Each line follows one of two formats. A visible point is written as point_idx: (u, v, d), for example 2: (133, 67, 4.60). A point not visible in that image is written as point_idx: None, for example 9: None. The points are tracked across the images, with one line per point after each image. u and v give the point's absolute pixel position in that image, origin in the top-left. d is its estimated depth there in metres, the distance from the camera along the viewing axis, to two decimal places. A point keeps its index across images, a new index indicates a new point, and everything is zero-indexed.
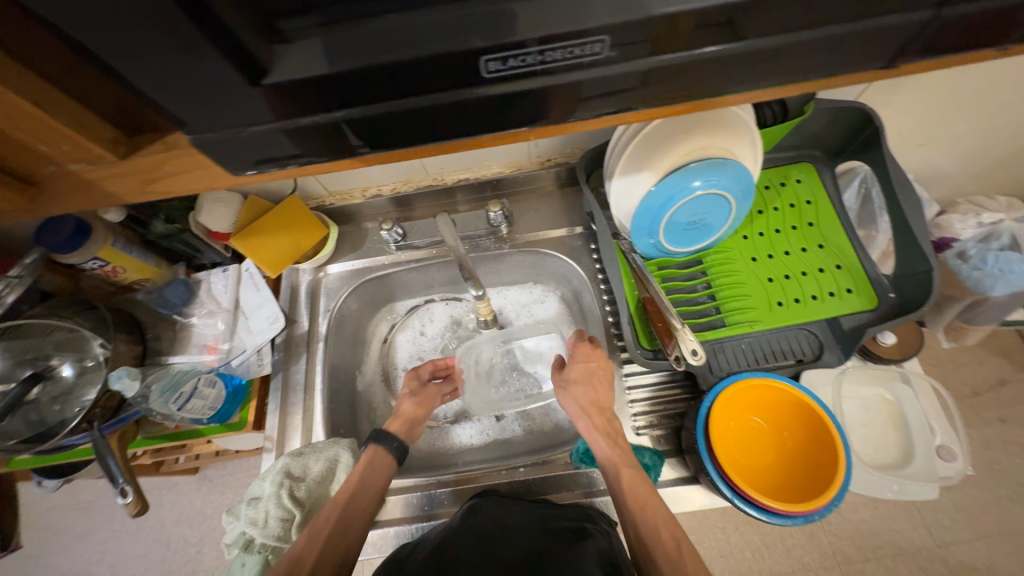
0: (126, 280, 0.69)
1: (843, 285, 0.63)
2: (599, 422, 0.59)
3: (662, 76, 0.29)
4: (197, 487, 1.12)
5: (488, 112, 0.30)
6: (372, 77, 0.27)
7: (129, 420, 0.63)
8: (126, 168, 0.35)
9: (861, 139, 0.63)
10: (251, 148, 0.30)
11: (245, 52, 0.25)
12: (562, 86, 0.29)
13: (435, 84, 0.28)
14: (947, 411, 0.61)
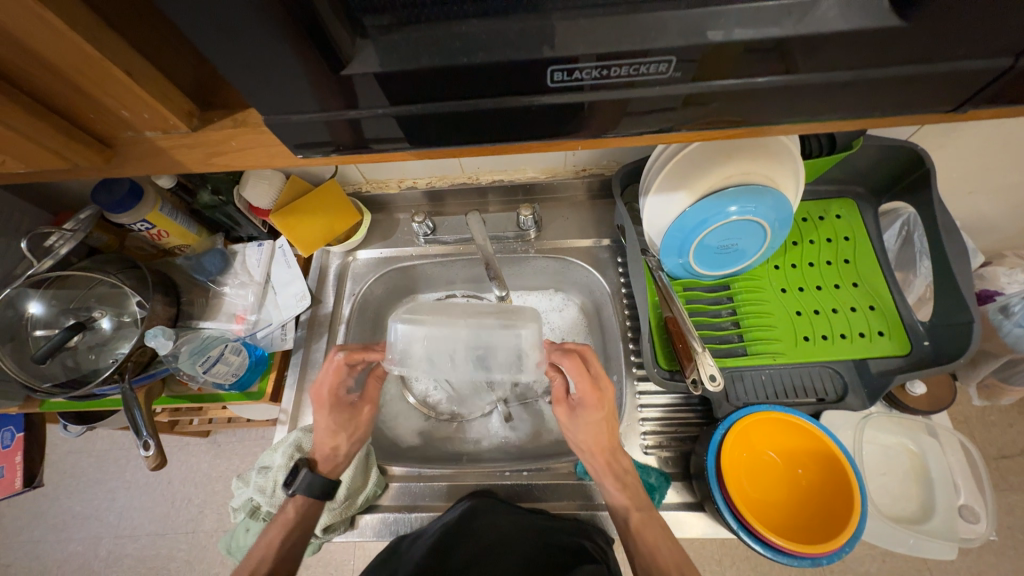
0: (169, 244, 0.73)
1: (874, 327, 0.61)
2: (605, 463, 0.57)
3: (720, 100, 0.30)
4: (206, 450, 1.16)
5: (543, 119, 0.31)
6: (437, 79, 0.28)
7: (158, 376, 0.66)
8: (194, 139, 0.37)
9: (908, 181, 0.61)
10: (312, 132, 0.32)
11: (327, 43, 0.26)
12: (618, 101, 0.30)
13: (495, 90, 0.29)
14: (974, 471, 0.58)
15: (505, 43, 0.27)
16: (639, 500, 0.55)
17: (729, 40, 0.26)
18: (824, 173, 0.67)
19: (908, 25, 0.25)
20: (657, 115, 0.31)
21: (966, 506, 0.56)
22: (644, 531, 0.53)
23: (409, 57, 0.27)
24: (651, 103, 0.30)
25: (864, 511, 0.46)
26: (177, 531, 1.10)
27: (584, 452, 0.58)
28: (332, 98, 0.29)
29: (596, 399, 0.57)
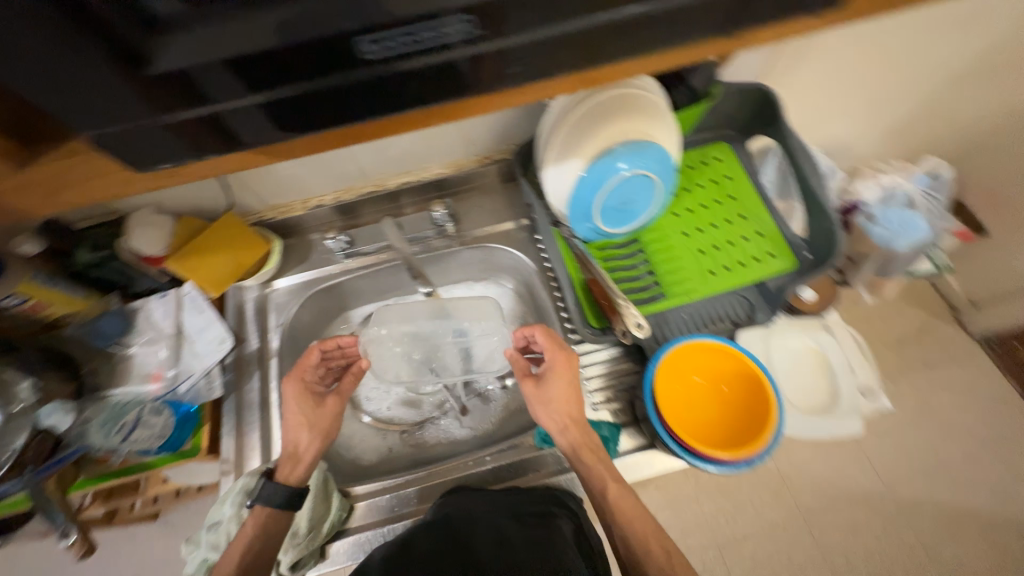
0: (52, 314, 0.63)
1: (765, 250, 0.69)
2: (579, 437, 0.58)
3: (546, 54, 0.32)
4: (157, 533, 1.06)
5: (375, 94, 0.32)
6: (285, 61, 0.29)
7: (69, 460, 0.60)
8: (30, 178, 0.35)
9: (764, 118, 0.70)
10: (148, 142, 0.32)
11: (126, 45, 0.27)
12: (443, 66, 0.31)
13: (344, 65, 0.30)
14: (865, 356, 0.67)
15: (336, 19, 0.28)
16: (603, 467, 0.57)
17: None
18: (699, 122, 0.74)
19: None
20: (506, 75, 0.33)
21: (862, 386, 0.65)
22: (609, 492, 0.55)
23: (250, 46, 0.28)
24: (495, 63, 0.32)
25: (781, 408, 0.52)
26: None
27: (557, 428, 0.59)
28: (193, 94, 0.30)
29: (564, 368, 0.60)
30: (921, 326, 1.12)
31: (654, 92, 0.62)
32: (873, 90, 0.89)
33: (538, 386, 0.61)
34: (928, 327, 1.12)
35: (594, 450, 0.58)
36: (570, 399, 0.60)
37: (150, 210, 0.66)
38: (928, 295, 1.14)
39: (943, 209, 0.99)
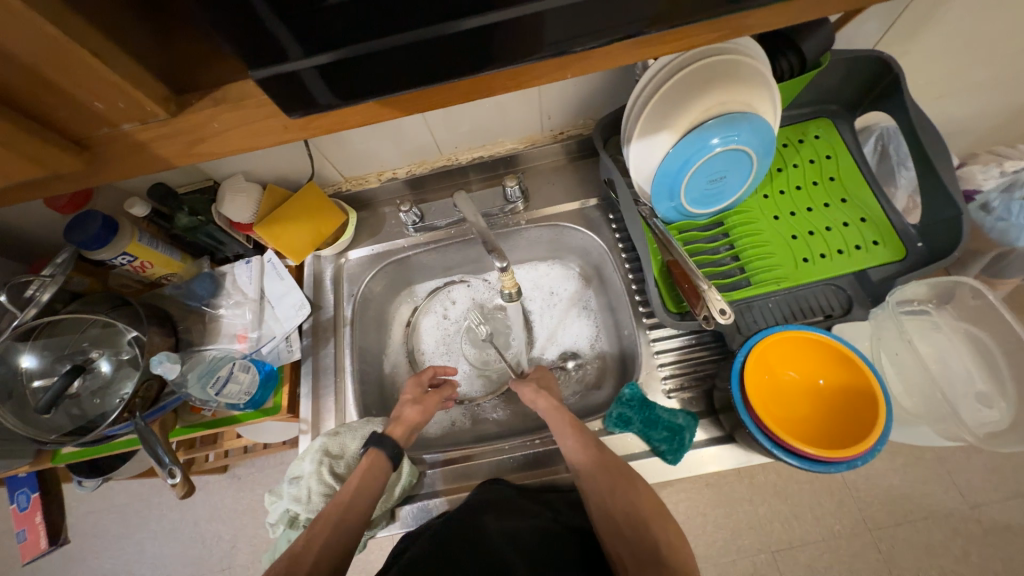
0: (154, 275, 0.70)
1: (869, 237, 0.62)
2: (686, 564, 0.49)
3: (667, 4, 0.28)
4: (227, 485, 1.20)
5: (492, 45, 0.28)
6: (379, 10, 0.25)
7: (168, 409, 0.64)
8: (176, 128, 0.29)
9: (879, 90, 0.63)
10: (314, 86, 0.28)
11: None
12: (557, 13, 0.27)
13: (312, 37, 0.25)
14: (991, 364, 0.58)
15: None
16: (643, 526, 0.51)
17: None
18: (798, 97, 0.67)
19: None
20: (486, 57, 0.29)
21: (972, 395, 0.57)
22: (655, 537, 0.51)
23: None
24: (468, 46, 0.28)
25: (889, 416, 0.46)
26: (212, 568, 1.14)
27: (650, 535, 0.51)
28: (282, 45, 0.25)
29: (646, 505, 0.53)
30: None
31: (757, 57, 0.55)
32: (1008, 62, 0.74)
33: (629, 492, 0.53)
34: None
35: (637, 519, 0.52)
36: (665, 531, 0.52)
37: (240, 178, 0.69)
38: None
39: None
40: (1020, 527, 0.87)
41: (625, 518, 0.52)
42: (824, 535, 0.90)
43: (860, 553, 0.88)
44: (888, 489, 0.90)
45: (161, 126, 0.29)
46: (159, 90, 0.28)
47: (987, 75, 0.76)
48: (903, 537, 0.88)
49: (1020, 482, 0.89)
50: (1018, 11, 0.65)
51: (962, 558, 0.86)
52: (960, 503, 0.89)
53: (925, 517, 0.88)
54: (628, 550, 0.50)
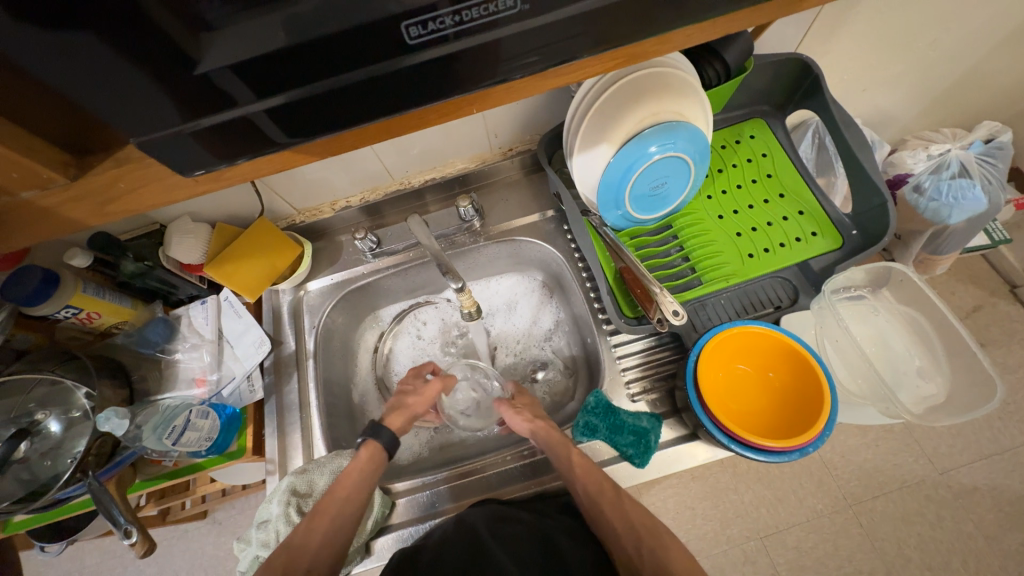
0: (102, 324, 0.67)
1: (807, 229, 0.65)
2: (649, 541, 0.51)
3: (545, 40, 0.28)
4: (208, 531, 1.16)
5: (377, 94, 0.29)
6: (257, 73, 0.26)
7: (126, 463, 0.62)
8: (80, 190, 0.31)
9: (804, 89, 0.66)
10: (206, 144, 0.29)
11: (166, 43, 0.24)
12: (426, 65, 0.28)
13: (189, 108, 0.27)
14: (926, 342, 0.61)
15: (144, 59, 0.24)
16: (618, 507, 0.53)
17: (343, 30, 0.25)
18: (730, 100, 0.71)
19: (443, 27, 0.26)
20: (372, 106, 0.30)
21: (912, 373, 0.60)
22: (617, 523, 0.52)
23: (245, 49, 0.25)
24: (331, 103, 0.29)
25: (834, 402, 0.48)
26: None
27: (613, 516, 0.53)
28: (166, 108, 0.26)
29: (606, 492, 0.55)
30: (975, 304, 1.02)
31: (684, 67, 0.57)
32: (917, 55, 0.78)
33: (592, 484, 0.55)
34: (983, 305, 1.02)
35: (614, 503, 0.54)
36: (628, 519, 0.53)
37: (187, 219, 0.68)
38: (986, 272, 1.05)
39: (1003, 178, 0.89)
40: (987, 489, 0.88)
41: (608, 505, 0.54)
42: (808, 517, 0.89)
43: (843, 529, 0.87)
44: (863, 464, 0.90)
45: (65, 189, 0.30)
46: (57, 155, 0.30)
47: (902, 66, 0.81)
48: (881, 510, 0.87)
49: (982, 443, 0.91)
50: (921, 8, 0.69)
51: (937, 523, 0.86)
52: (929, 470, 0.89)
53: (900, 488, 0.88)
54: (611, 533, 0.53)
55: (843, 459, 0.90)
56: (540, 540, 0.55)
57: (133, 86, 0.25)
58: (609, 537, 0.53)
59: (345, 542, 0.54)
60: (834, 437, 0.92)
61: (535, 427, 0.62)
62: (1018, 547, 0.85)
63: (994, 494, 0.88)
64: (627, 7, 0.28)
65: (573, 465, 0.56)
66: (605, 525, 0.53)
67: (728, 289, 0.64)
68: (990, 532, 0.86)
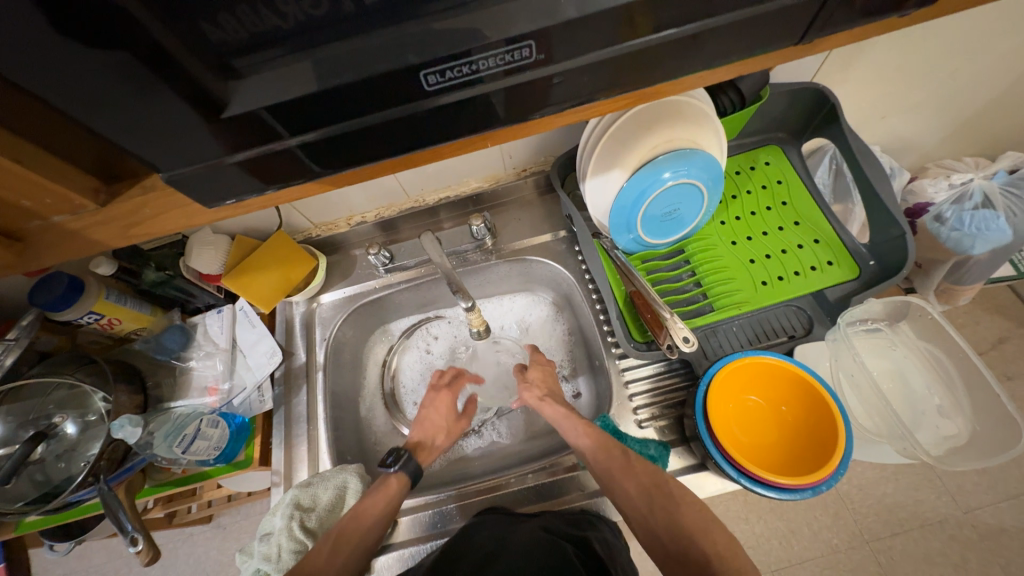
0: (121, 331, 0.69)
1: (823, 258, 0.64)
2: (659, 494, 0.52)
3: (554, 86, 0.29)
4: (212, 536, 1.16)
5: (393, 133, 0.30)
6: (278, 116, 0.28)
7: (135, 469, 0.62)
8: (107, 215, 0.33)
9: (821, 117, 0.66)
10: (225, 180, 0.31)
11: (198, 87, 0.26)
12: (442, 111, 0.29)
13: (210, 148, 0.28)
14: (946, 380, 0.59)
15: (177, 101, 0.26)
16: (628, 472, 0.54)
17: (362, 79, 0.27)
18: (745, 127, 0.71)
19: (460, 75, 0.27)
20: (387, 145, 0.31)
21: (931, 411, 0.58)
22: (628, 484, 0.53)
23: (269, 95, 0.27)
24: (348, 140, 0.30)
25: (849, 439, 0.47)
26: None
27: (620, 473, 0.54)
28: (192, 147, 0.28)
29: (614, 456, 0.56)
30: (1001, 336, 0.99)
31: (699, 97, 0.57)
32: (939, 84, 0.77)
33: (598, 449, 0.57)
34: (1009, 337, 0.98)
35: (624, 467, 0.55)
36: (636, 476, 0.54)
37: (207, 231, 0.70)
38: (1012, 303, 1.01)
39: None
40: (1016, 531, 0.83)
41: (618, 469, 0.55)
42: (822, 553, 0.85)
43: (860, 567, 0.84)
44: (882, 499, 0.86)
45: (92, 214, 0.32)
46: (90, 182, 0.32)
47: (923, 94, 0.79)
48: (901, 549, 0.84)
49: (1010, 482, 0.86)
50: (941, 39, 0.68)
51: (961, 566, 0.82)
52: (953, 509, 0.85)
53: (921, 527, 0.84)
54: (622, 493, 0.53)
55: (860, 493, 0.87)
56: (549, 545, 0.53)
57: (161, 128, 0.26)
58: (621, 500, 0.53)
59: (340, 563, 0.53)
60: (851, 469, 0.88)
61: (546, 408, 0.65)
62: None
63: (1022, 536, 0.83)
64: (635, 57, 0.28)
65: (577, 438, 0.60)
66: (615, 480, 0.54)
67: (740, 318, 0.63)
68: None
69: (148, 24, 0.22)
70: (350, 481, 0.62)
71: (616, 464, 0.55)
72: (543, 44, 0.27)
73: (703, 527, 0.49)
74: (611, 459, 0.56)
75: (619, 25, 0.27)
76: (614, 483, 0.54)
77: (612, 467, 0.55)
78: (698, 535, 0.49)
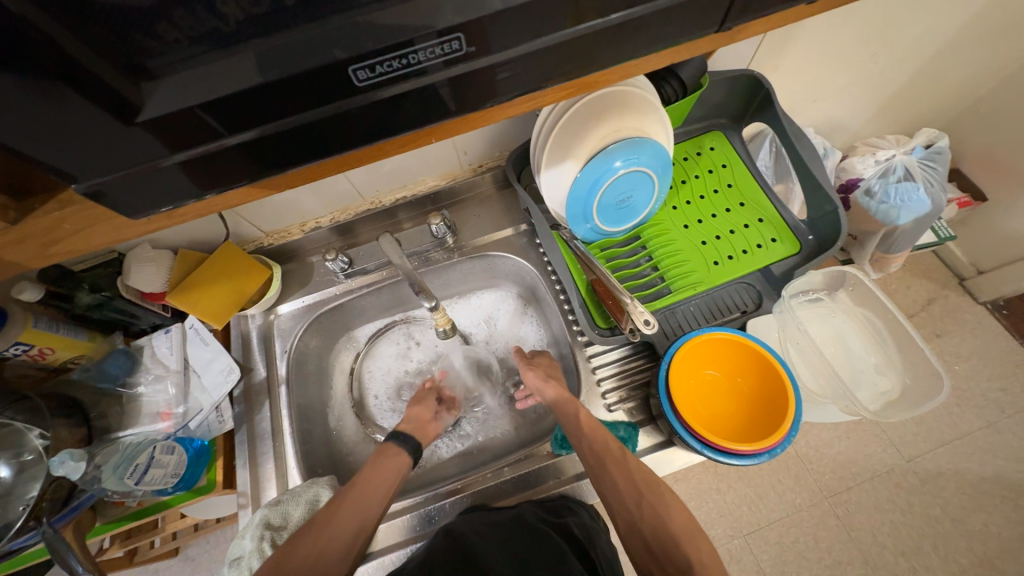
0: (56, 360, 0.63)
1: (767, 236, 0.68)
2: (650, 496, 0.54)
3: (490, 78, 0.29)
4: (180, 570, 1.10)
5: (330, 132, 0.29)
6: (202, 120, 0.26)
7: (84, 506, 0.58)
8: (20, 235, 0.30)
9: (757, 103, 0.69)
10: (150, 190, 0.29)
11: (109, 92, 0.24)
12: (377, 108, 0.29)
13: (127, 157, 0.27)
14: (880, 340, 0.64)
15: (80, 106, 0.24)
16: (623, 464, 0.55)
17: (290, 77, 0.26)
18: (688, 115, 0.74)
19: (392, 70, 0.27)
20: (325, 144, 0.30)
21: (870, 370, 0.63)
22: (620, 479, 0.54)
23: (190, 98, 0.25)
24: (283, 141, 0.29)
25: (798, 404, 0.50)
26: None
27: (616, 472, 0.55)
28: (108, 157, 0.26)
29: (612, 454, 0.56)
30: (929, 297, 1.08)
31: (643, 86, 0.59)
32: (860, 68, 0.83)
33: (598, 444, 0.57)
34: (935, 298, 1.08)
35: (618, 460, 0.56)
36: (630, 476, 0.55)
37: (147, 247, 0.66)
38: (937, 267, 1.11)
39: (944, 180, 0.96)
40: (951, 472, 0.92)
41: (613, 464, 0.56)
42: (786, 512, 0.91)
43: (821, 522, 0.90)
44: (836, 456, 0.93)
45: (4, 235, 0.30)
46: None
47: (847, 78, 0.85)
48: (854, 501, 0.91)
49: (943, 429, 0.95)
50: (858, 25, 0.73)
51: (907, 510, 0.90)
52: (897, 458, 0.93)
53: (871, 478, 0.92)
54: (612, 490, 0.55)
55: (816, 452, 0.93)
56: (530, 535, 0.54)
57: (68, 137, 0.25)
58: (611, 498, 0.55)
59: None
60: (807, 432, 0.95)
61: (552, 390, 0.65)
62: (982, 527, 0.88)
63: (956, 477, 0.92)
64: (568, 47, 0.29)
65: (583, 426, 0.59)
66: (609, 477, 0.55)
67: (696, 298, 0.66)
68: (955, 514, 0.89)
69: (43, 26, 0.21)
70: (322, 494, 0.60)
71: (617, 463, 0.55)
72: (481, 34, 0.27)
73: (689, 535, 0.51)
74: (608, 454, 0.56)
75: (549, 16, 0.27)
76: (610, 480, 0.55)
77: (609, 466, 0.56)
78: (682, 540, 0.51)
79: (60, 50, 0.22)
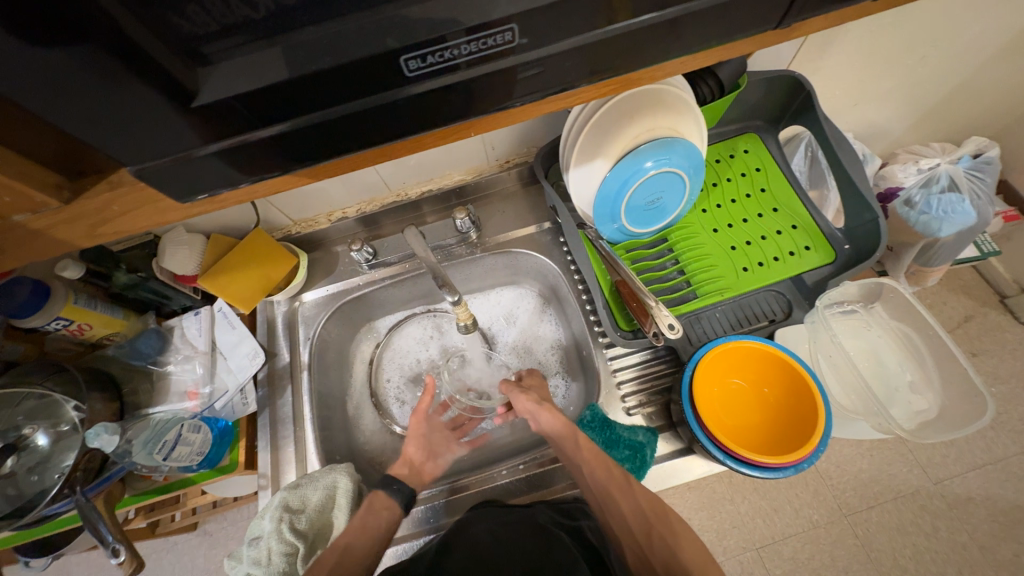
0: (93, 336, 0.66)
1: (801, 243, 0.66)
2: (657, 524, 0.52)
3: (536, 71, 0.29)
4: (198, 544, 1.14)
5: (374, 122, 0.29)
6: (252, 106, 0.27)
7: (114, 478, 0.60)
8: (73, 214, 0.31)
9: (796, 106, 0.67)
10: (198, 174, 0.30)
11: (166, 75, 0.24)
12: (422, 99, 0.28)
13: (179, 139, 0.27)
14: (918, 357, 0.62)
15: (139, 88, 0.24)
16: (629, 495, 0.54)
17: (339, 65, 0.26)
18: (723, 116, 0.72)
19: (441, 61, 0.27)
20: (368, 135, 0.30)
21: (905, 388, 0.61)
22: (626, 508, 0.54)
23: (243, 84, 0.26)
24: (328, 130, 0.29)
25: (829, 418, 0.49)
26: None
27: (619, 497, 0.54)
28: (160, 141, 0.27)
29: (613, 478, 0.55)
30: (966, 314, 1.03)
31: (680, 84, 0.58)
32: (908, 72, 0.79)
33: (598, 468, 0.56)
34: (974, 315, 1.03)
35: (622, 487, 0.55)
36: (635, 503, 0.54)
37: (181, 230, 0.67)
38: (977, 283, 1.06)
39: (992, 192, 0.91)
40: (981, 498, 0.88)
41: (617, 490, 0.55)
42: (803, 528, 0.88)
43: (839, 540, 0.87)
44: (859, 474, 0.90)
45: (56, 212, 0.31)
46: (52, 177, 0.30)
47: (893, 81, 0.82)
48: (876, 522, 0.87)
49: (975, 453, 0.91)
50: (910, 27, 0.70)
51: (932, 534, 0.86)
52: (924, 480, 0.89)
53: (895, 499, 0.88)
54: (619, 519, 0.54)
55: (838, 469, 0.90)
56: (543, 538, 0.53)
57: (125, 119, 0.25)
58: (619, 526, 0.54)
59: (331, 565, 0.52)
60: (829, 447, 0.92)
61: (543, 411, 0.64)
62: (1012, 558, 0.84)
63: (986, 503, 0.88)
64: (617, 42, 0.28)
65: (581, 448, 0.58)
66: (613, 503, 0.54)
67: (723, 305, 0.64)
68: (983, 542, 0.86)
69: (109, 9, 0.21)
70: (339, 481, 0.61)
71: (618, 487, 0.55)
72: (525, 27, 0.26)
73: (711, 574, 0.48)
74: (609, 479, 0.55)
75: (601, 10, 0.27)
76: (614, 505, 0.54)
77: (611, 491, 0.55)
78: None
79: (122, 33, 0.22)
